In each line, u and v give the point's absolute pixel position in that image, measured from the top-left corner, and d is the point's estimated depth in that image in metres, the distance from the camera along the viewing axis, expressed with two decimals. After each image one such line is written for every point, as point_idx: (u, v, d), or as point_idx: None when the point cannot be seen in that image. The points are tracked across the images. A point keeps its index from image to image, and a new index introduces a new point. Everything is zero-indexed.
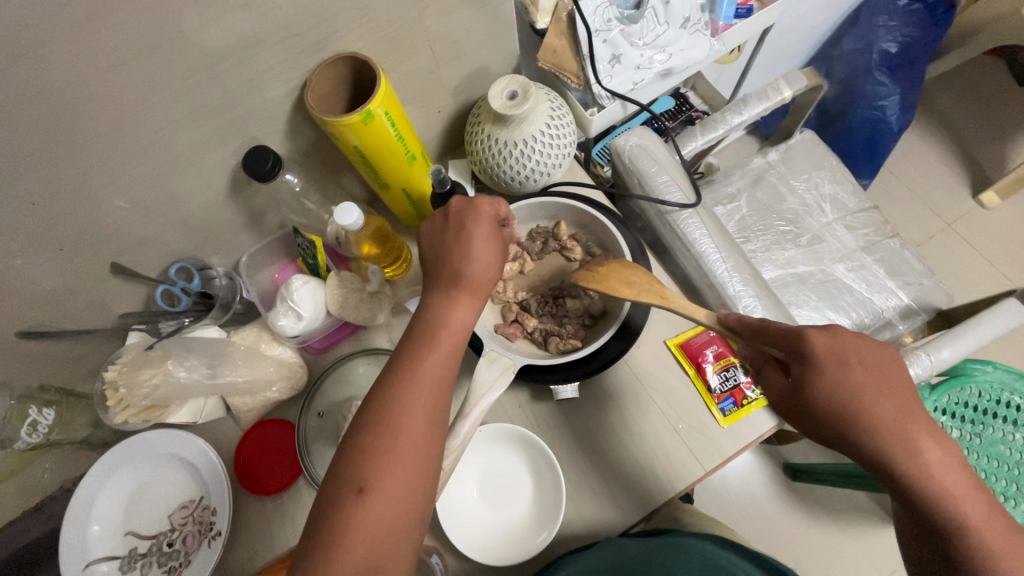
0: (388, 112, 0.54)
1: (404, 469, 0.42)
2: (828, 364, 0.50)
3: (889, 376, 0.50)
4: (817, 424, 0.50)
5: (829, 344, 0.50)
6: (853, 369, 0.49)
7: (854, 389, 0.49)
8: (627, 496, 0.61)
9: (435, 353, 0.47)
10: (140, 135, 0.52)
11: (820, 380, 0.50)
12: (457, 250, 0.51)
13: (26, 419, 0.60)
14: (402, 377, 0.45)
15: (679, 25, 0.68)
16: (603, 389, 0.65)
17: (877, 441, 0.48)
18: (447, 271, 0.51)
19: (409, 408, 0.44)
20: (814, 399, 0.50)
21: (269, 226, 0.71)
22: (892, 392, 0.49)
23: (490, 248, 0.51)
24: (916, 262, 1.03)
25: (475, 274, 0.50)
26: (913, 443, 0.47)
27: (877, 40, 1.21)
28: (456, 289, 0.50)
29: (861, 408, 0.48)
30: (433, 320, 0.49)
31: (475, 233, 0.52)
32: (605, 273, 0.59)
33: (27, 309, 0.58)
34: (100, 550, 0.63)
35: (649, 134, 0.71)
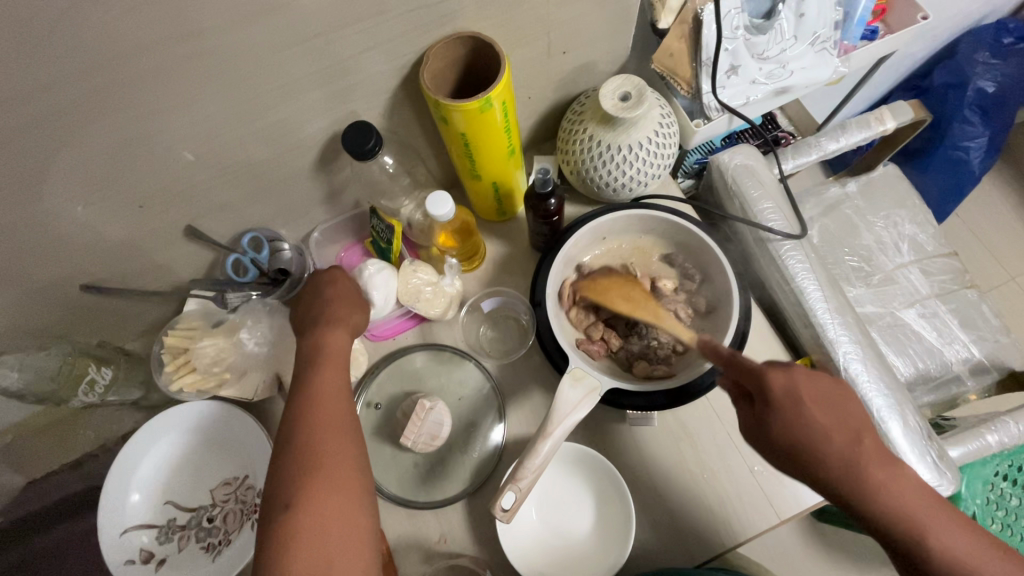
0: (504, 102, 0.50)
1: (325, 492, 0.43)
2: (784, 398, 0.45)
3: (835, 403, 0.46)
4: (781, 463, 0.45)
5: (785, 381, 0.46)
6: (811, 404, 0.45)
7: (806, 420, 0.45)
8: (695, 535, 0.57)
9: (328, 382, 0.49)
10: (241, 96, 0.48)
11: (776, 414, 0.45)
12: (311, 302, 0.56)
13: (82, 377, 0.57)
14: (314, 395, 0.48)
15: (807, 41, 0.64)
16: (678, 420, 0.61)
17: (841, 479, 0.44)
18: (307, 320, 0.54)
19: (326, 438, 0.46)
20: (773, 436, 0.45)
21: (344, 203, 0.67)
22: (847, 424, 0.45)
23: (339, 293, 0.56)
24: (992, 317, 0.98)
25: (334, 312, 0.54)
26: (867, 476, 0.43)
27: (974, 76, 1.16)
28: (318, 328, 0.53)
29: (815, 445, 0.44)
30: (310, 351, 0.52)
31: (321, 285, 0.57)
32: (605, 286, 0.62)
33: (95, 262, 0.56)
34: (138, 517, 0.61)
35: (756, 154, 0.66)
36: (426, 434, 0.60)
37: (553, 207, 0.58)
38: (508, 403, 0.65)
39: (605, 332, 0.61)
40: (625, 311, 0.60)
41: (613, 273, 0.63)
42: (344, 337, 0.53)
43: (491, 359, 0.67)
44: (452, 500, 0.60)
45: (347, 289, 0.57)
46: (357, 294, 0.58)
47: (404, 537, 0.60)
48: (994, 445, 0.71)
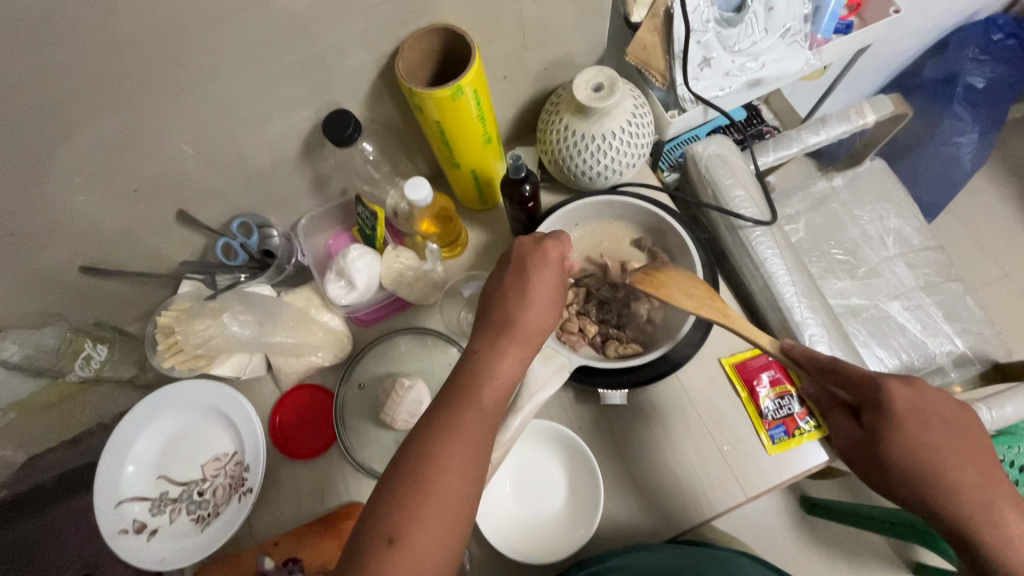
0: (476, 90, 0.53)
1: (433, 529, 0.40)
2: (909, 420, 0.48)
3: (967, 437, 0.48)
4: (892, 485, 0.48)
5: (908, 399, 0.48)
6: (934, 428, 0.47)
7: (940, 451, 0.47)
8: (664, 512, 0.59)
9: (472, 413, 0.45)
10: (227, 87, 0.51)
11: (898, 437, 0.48)
12: (510, 299, 0.50)
13: (80, 353, 0.61)
14: (476, 427, 0.44)
15: (778, 34, 0.66)
16: (650, 401, 0.63)
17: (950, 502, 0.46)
18: (494, 318, 0.49)
19: (447, 470, 0.42)
20: (889, 456, 0.48)
21: (331, 191, 0.70)
22: (977, 459, 0.47)
23: (547, 296, 0.50)
24: (977, 310, 0.99)
25: (526, 322, 0.49)
26: (972, 502, 0.46)
27: (963, 72, 1.16)
28: (506, 337, 0.48)
29: (937, 467, 0.46)
30: (480, 365, 0.47)
31: (536, 274, 0.50)
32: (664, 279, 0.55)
33: (91, 245, 0.59)
34: (132, 489, 0.64)
35: (728, 144, 0.68)
36: (406, 412, 0.64)
37: (527, 193, 0.61)
38: None
39: (584, 321, 0.64)
40: (687, 308, 0.53)
41: (675, 268, 0.57)
42: (526, 349, 0.48)
43: None
44: None
45: (553, 289, 0.50)
46: (562, 305, 0.51)
47: None
48: None
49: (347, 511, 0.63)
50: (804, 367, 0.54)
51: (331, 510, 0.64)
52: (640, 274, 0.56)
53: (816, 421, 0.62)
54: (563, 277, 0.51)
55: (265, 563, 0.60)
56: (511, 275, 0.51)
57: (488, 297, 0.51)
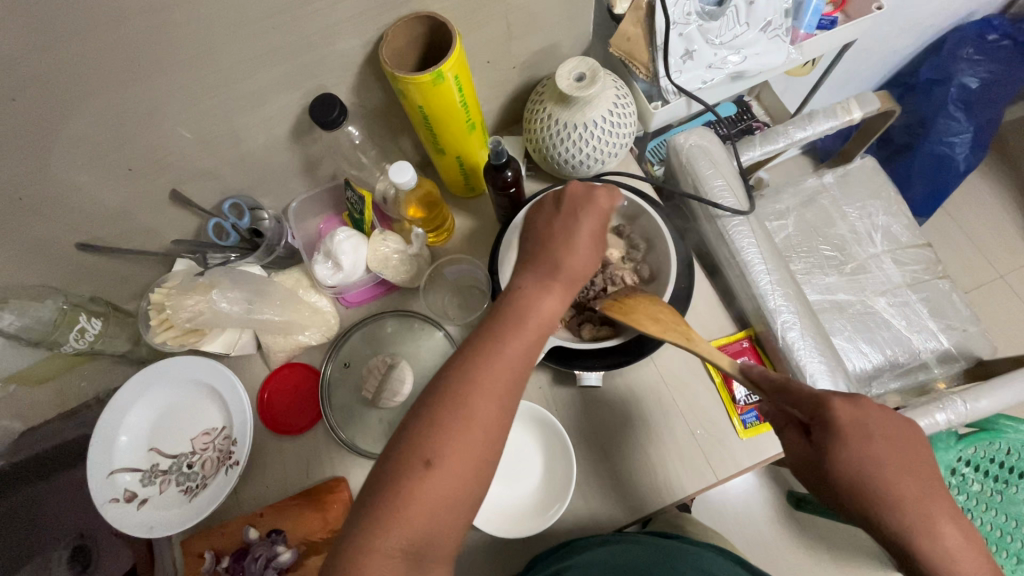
0: (458, 76, 0.55)
1: (471, 450, 0.40)
2: (853, 435, 0.45)
3: (909, 451, 0.46)
4: (835, 499, 0.46)
5: (851, 412, 0.46)
6: (879, 441, 0.45)
7: (880, 465, 0.44)
8: (636, 492, 0.61)
9: (516, 341, 0.45)
10: (217, 68, 0.53)
11: (842, 451, 0.45)
12: (556, 238, 0.49)
13: (75, 325, 0.63)
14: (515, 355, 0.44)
15: (760, 27, 0.67)
16: (626, 384, 0.65)
17: (891, 515, 0.44)
18: (544, 254, 0.49)
19: (486, 395, 0.42)
20: (832, 470, 0.45)
21: (321, 175, 0.72)
22: (917, 469, 0.45)
23: (595, 248, 0.49)
24: (963, 307, 0.99)
25: (573, 265, 0.48)
26: (915, 516, 0.43)
27: (958, 73, 1.16)
28: (555, 278, 0.47)
29: (880, 482, 0.44)
30: (523, 303, 0.46)
31: (587, 221, 0.49)
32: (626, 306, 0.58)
33: (87, 221, 0.61)
34: (124, 460, 0.66)
35: (709, 136, 0.70)
36: (388, 391, 0.68)
37: (509, 179, 0.62)
38: None
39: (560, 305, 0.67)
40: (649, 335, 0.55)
41: (639, 292, 0.60)
42: (571, 291, 0.48)
43: (453, 324, 0.71)
44: None
45: (595, 234, 0.50)
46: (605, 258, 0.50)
47: None
48: (942, 423, 0.73)
49: (332, 486, 0.65)
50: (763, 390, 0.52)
51: (316, 485, 0.66)
52: (609, 302, 0.59)
53: None
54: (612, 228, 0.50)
55: (249, 534, 0.63)
56: (562, 219, 0.50)
57: (537, 235, 0.50)
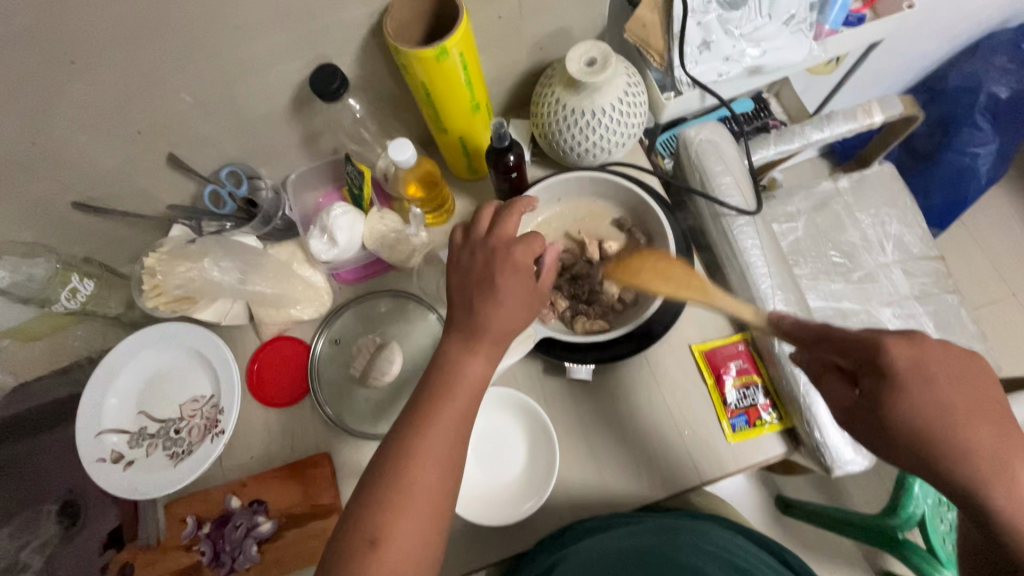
0: (463, 54, 0.53)
1: (415, 523, 0.42)
2: (913, 382, 0.42)
3: (983, 392, 0.43)
4: (892, 451, 0.44)
5: (910, 358, 0.42)
6: (943, 388, 0.42)
7: (944, 409, 0.42)
8: (619, 489, 0.60)
9: (449, 408, 0.46)
10: (214, 32, 0.51)
11: (900, 401, 0.42)
12: (474, 300, 0.49)
13: (67, 285, 0.63)
14: (449, 419, 0.45)
15: (782, 21, 0.65)
16: (616, 380, 0.64)
17: (956, 463, 0.41)
18: (464, 317, 0.49)
19: (425, 465, 0.43)
20: (890, 422, 0.43)
21: (322, 149, 0.71)
22: (988, 411, 0.42)
23: (515, 299, 0.50)
24: (970, 324, 0.97)
25: (495, 322, 0.49)
26: (983, 462, 0.41)
27: (988, 81, 1.12)
28: (476, 339, 0.48)
29: (947, 430, 0.42)
30: (447, 370, 0.47)
31: (503, 278, 0.50)
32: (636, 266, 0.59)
33: (83, 181, 0.61)
34: (113, 421, 0.67)
35: (721, 131, 0.68)
36: (377, 369, 0.68)
37: (512, 163, 0.61)
38: None
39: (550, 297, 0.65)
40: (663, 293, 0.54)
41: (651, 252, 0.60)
42: (498, 347, 0.49)
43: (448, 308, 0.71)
44: None
45: (515, 288, 0.50)
46: (533, 306, 0.51)
47: (351, 461, 0.66)
48: None
49: (315, 461, 0.65)
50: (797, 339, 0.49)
51: (298, 459, 0.66)
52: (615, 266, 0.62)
53: (778, 413, 0.63)
54: (531, 280, 0.51)
55: (232, 503, 0.64)
56: (477, 277, 0.51)
57: (459, 296, 0.51)
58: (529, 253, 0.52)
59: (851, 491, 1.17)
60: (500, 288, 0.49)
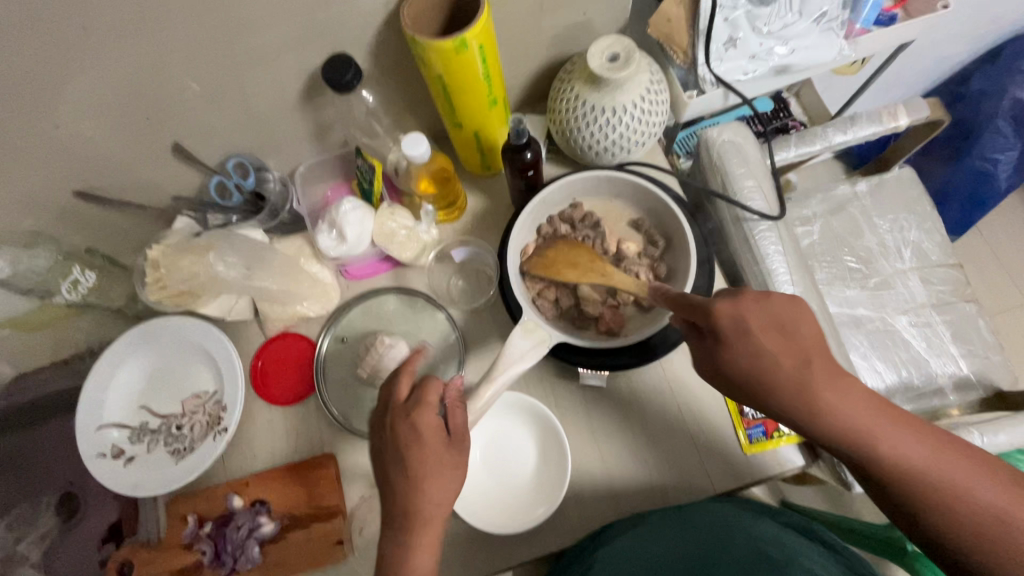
0: (482, 46, 0.51)
1: None
2: (739, 338, 0.45)
3: (787, 326, 0.45)
4: (735, 393, 0.46)
5: (732, 316, 0.45)
6: (758, 335, 0.45)
7: (761, 356, 0.44)
8: (631, 498, 0.59)
9: (425, 519, 0.44)
10: (224, 18, 0.49)
11: (729, 353, 0.45)
12: (400, 447, 0.46)
13: (68, 276, 0.62)
14: (422, 519, 0.44)
15: (813, 18, 0.62)
16: (631, 386, 0.62)
17: (803, 410, 0.44)
18: (393, 447, 0.46)
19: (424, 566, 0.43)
20: (725, 371, 0.46)
21: (333, 141, 0.69)
22: (803, 345, 0.44)
23: (440, 469, 0.45)
24: (987, 334, 0.95)
25: (426, 505, 0.44)
26: (822, 402, 0.43)
27: (1012, 86, 1.06)
28: (411, 530, 0.44)
29: (775, 374, 0.44)
30: (402, 498, 0.44)
31: (418, 455, 0.45)
32: (554, 258, 0.61)
33: (86, 169, 0.59)
34: (114, 416, 0.66)
35: (745, 132, 0.66)
36: (382, 368, 0.64)
37: (529, 161, 0.59)
38: (469, 352, 0.66)
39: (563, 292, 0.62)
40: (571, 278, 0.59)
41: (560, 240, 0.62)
42: (437, 534, 0.44)
43: (458, 308, 0.68)
44: None
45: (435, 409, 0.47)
46: (461, 464, 0.47)
47: (356, 463, 0.64)
48: None
49: (320, 461, 0.63)
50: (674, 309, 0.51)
51: (302, 460, 0.64)
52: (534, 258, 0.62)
53: None
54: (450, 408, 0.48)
55: (234, 502, 0.62)
56: (393, 442, 0.46)
57: (384, 453, 0.47)
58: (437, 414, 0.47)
59: (857, 500, 1.15)
60: (420, 424, 0.46)
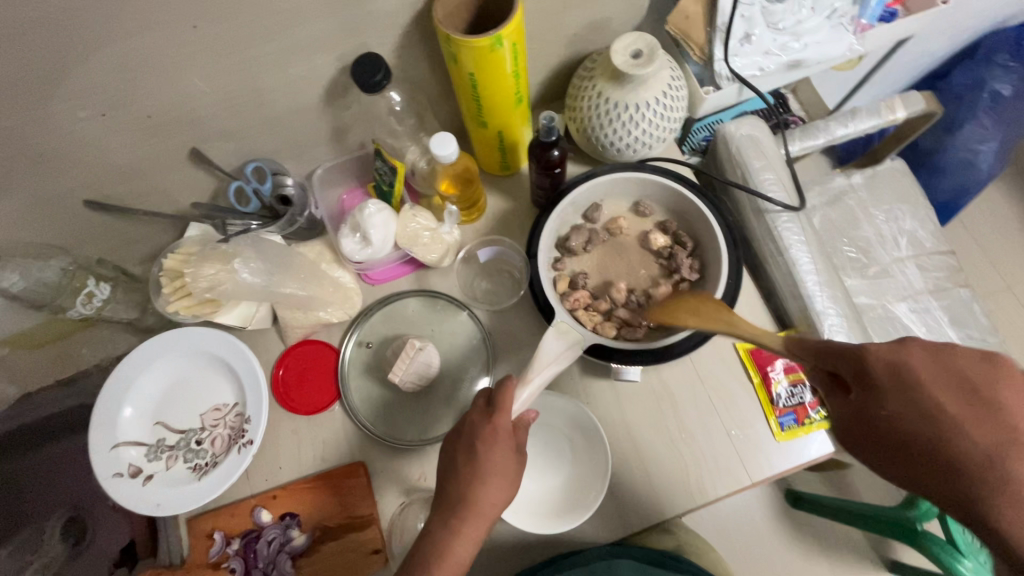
0: (514, 44, 0.51)
1: None
2: (894, 391, 0.40)
3: (943, 379, 0.40)
4: (884, 452, 0.41)
5: (888, 363, 0.41)
6: (935, 395, 0.39)
7: (930, 416, 0.39)
8: (667, 491, 0.59)
9: (472, 515, 0.46)
10: (248, 17, 0.48)
11: (882, 407, 0.41)
12: (472, 443, 0.48)
13: (81, 290, 0.60)
14: (468, 513, 0.46)
15: (824, 15, 0.64)
16: (662, 379, 0.63)
17: (993, 503, 0.36)
18: (465, 439, 0.49)
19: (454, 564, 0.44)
20: (873, 426, 0.41)
21: (350, 143, 0.68)
22: (962, 404, 0.39)
23: (502, 472, 0.47)
24: (982, 318, 0.98)
25: (481, 498, 0.46)
26: (1016, 501, 0.36)
27: (991, 78, 1.09)
28: (460, 518, 0.46)
29: (914, 434, 0.39)
30: (457, 490, 0.47)
31: (487, 451, 0.47)
32: (674, 307, 0.55)
33: (97, 177, 0.57)
34: (129, 434, 0.62)
35: (761, 126, 0.68)
36: (415, 373, 0.62)
37: (555, 159, 0.60)
38: (498, 353, 0.66)
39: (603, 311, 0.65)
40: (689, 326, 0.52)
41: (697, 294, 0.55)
42: (480, 530, 0.46)
43: (482, 308, 0.67)
44: (436, 441, 0.63)
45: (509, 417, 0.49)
46: (517, 473, 0.48)
47: (386, 471, 0.63)
48: None
49: (349, 470, 0.62)
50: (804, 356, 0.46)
51: (330, 469, 0.62)
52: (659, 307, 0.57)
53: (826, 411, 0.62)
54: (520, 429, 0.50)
55: (262, 516, 0.60)
56: (465, 435, 0.49)
57: (453, 444, 0.49)
58: (510, 416, 0.49)
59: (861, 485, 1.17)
60: (496, 427, 0.48)
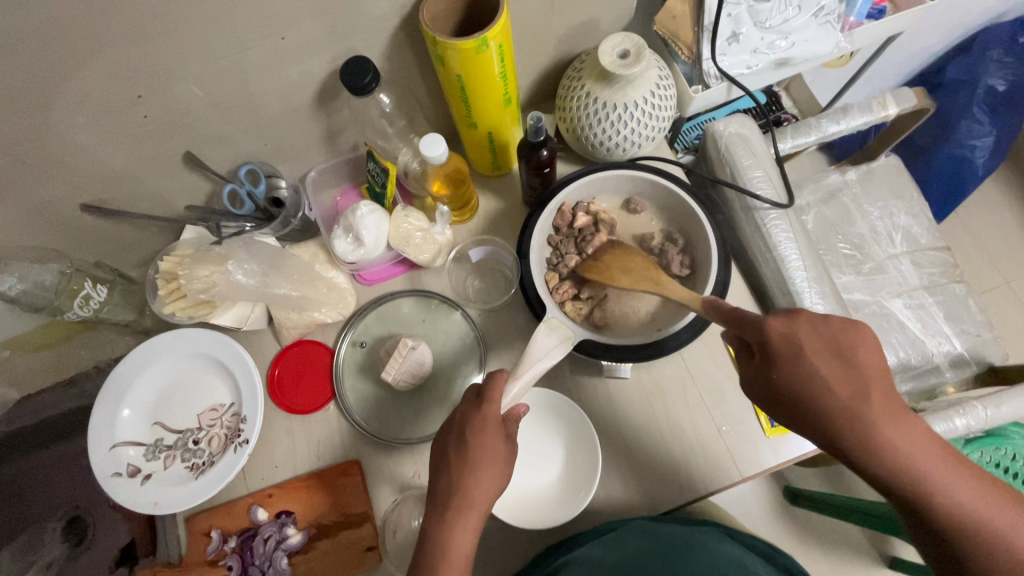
0: (501, 45, 0.52)
1: None
2: (786, 356, 0.45)
3: (836, 348, 0.45)
4: (787, 413, 0.46)
5: (782, 330, 0.46)
6: (813, 360, 0.45)
7: (812, 380, 0.44)
8: (658, 485, 0.60)
9: (468, 506, 0.46)
10: (240, 22, 0.49)
11: (776, 372, 0.46)
12: (462, 436, 0.49)
13: (78, 292, 0.61)
14: (462, 504, 0.46)
15: (811, 12, 0.64)
16: (653, 376, 0.63)
17: (858, 439, 0.44)
18: (456, 432, 0.49)
19: (456, 558, 0.44)
20: (776, 390, 0.46)
21: (343, 145, 0.69)
22: (846, 371, 0.45)
23: (493, 461, 0.48)
24: (978, 313, 0.98)
25: (475, 489, 0.47)
26: (880, 437, 0.44)
27: (986, 74, 1.09)
28: (455, 510, 0.46)
29: (820, 399, 0.44)
30: (451, 482, 0.47)
31: (476, 442, 0.48)
32: (608, 263, 0.63)
33: (94, 181, 0.58)
34: (127, 434, 0.63)
35: (749, 124, 0.69)
36: (408, 371, 0.63)
37: (545, 158, 0.61)
38: (491, 351, 0.67)
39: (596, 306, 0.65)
40: (624, 286, 0.61)
41: (616, 247, 0.63)
42: (478, 519, 0.46)
43: (474, 307, 0.68)
44: (428, 438, 0.63)
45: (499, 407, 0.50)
46: (509, 462, 0.49)
47: (380, 468, 0.63)
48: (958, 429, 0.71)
49: (343, 468, 0.62)
50: (717, 318, 0.50)
51: (327, 469, 0.63)
52: (587, 264, 0.64)
53: None
54: (510, 420, 0.50)
55: (259, 514, 0.61)
56: (456, 428, 0.49)
57: (446, 439, 0.50)
58: (499, 408, 0.50)
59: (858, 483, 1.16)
60: (485, 418, 0.49)
